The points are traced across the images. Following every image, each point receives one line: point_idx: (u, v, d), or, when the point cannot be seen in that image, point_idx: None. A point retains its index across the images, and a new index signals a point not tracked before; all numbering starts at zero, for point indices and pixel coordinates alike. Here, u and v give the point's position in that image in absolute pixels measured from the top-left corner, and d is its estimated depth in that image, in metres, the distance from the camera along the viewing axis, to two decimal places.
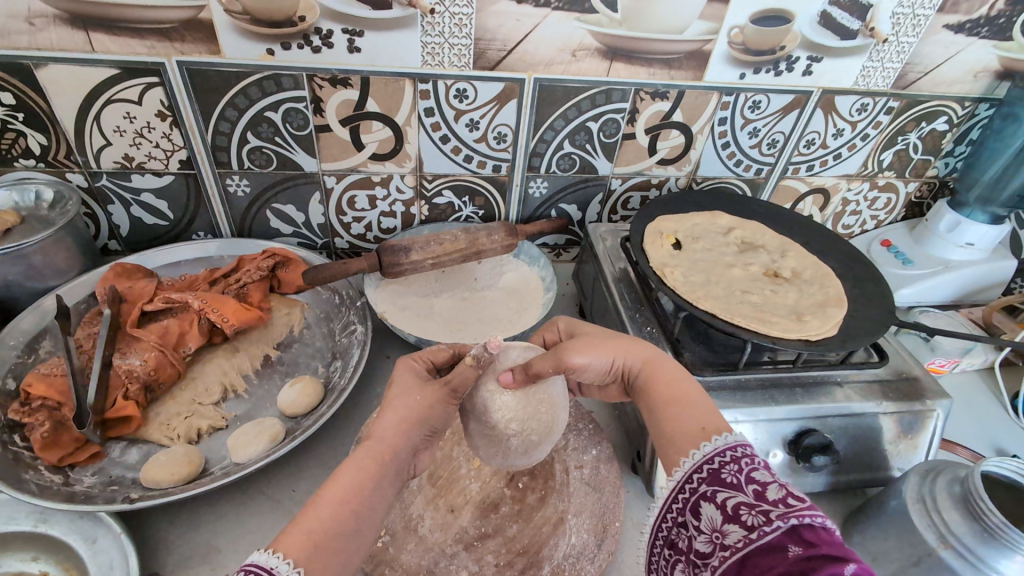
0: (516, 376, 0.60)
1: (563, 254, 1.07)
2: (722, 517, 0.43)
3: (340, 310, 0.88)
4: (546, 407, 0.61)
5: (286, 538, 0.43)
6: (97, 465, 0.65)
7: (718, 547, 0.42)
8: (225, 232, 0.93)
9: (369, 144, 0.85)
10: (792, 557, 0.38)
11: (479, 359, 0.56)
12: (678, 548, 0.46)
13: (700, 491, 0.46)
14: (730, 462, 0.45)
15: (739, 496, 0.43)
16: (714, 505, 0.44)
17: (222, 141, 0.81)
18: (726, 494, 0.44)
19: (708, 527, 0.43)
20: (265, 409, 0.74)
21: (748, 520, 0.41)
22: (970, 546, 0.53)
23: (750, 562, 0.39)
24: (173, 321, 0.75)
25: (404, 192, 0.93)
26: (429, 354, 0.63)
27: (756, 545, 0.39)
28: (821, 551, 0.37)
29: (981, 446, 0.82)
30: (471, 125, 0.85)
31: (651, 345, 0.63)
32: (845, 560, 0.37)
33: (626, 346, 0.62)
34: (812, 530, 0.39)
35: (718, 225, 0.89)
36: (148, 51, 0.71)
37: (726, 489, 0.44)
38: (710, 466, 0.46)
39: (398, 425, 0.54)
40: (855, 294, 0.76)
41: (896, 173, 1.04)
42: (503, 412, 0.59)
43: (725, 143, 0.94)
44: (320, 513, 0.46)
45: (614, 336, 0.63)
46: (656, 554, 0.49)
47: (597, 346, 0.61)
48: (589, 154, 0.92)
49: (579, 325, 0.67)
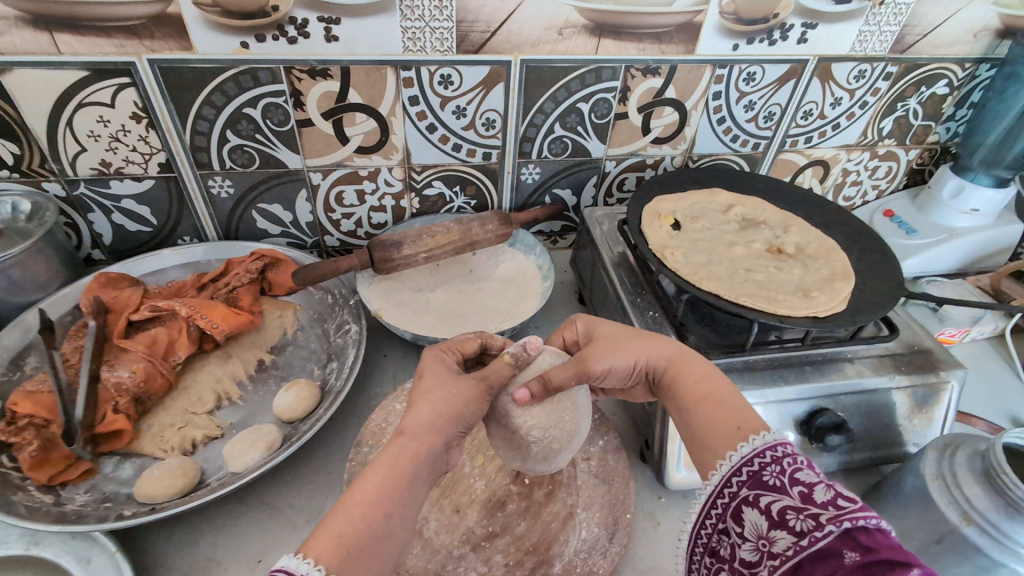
0: (534, 390, 0.58)
1: (559, 241, 1.04)
2: (767, 524, 0.42)
3: (334, 309, 0.85)
4: (570, 415, 0.60)
5: (315, 541, 0.40)
6: (89, 483, 0.62)
7: (765, 555, 0.42)
8: (211, 236, 0.90)
9: (354, 137, 0.82)
10: (851, 563, 0.37)
11: (517, 359, 0.58)
12: (720, 555, 0.46)
13: (741, 496, 0.45)
14: (771, 463, 0.45)
15: (785, 499, 0.42)
16: (758, 511, 0.43)
17: (202, 141, 0.78)
18: (770, 498, 0.43)
19: (754, 534, 0.43)
20: (261, 415, 0.72)
21: (797, 526, 0.40)
22: (994, 521, 0.52)
23: (803, 569, 0.39)
24: (162, 330, 0.73)
25: (394, 185, 0.90)
26: (457, 346, 0.60)
27: (809, 552, 0.39)
28: (880, 556, 0.36)
29: (995, 415, 0.81)
30: (458, 112, 0.82)
31: (675, 341, 0.61)
32: (907, 566, 0.36)
33: (649, 344, 0.60)
34: (866, 533, 0.38)
35: (717, 203, 0.87)
36: (116, 51, 0.68)
37: (769, 492, 0.43)
38: (749, 470, 0.46)
39: (414, 419, 0.51)
40: (861, 267, 0.74)
41: (897, 140, 1.01)
42: (525, 418, 0.58)
43: (720, 118, 0.92)
44: (349, 516, 0.42)
45: (637, 335, 0.61)
46: (697, 559, 0.49)
47: (619, 348, 0.59)
48: (581, 136, 0.89)
49: (598, 325, 0.64)
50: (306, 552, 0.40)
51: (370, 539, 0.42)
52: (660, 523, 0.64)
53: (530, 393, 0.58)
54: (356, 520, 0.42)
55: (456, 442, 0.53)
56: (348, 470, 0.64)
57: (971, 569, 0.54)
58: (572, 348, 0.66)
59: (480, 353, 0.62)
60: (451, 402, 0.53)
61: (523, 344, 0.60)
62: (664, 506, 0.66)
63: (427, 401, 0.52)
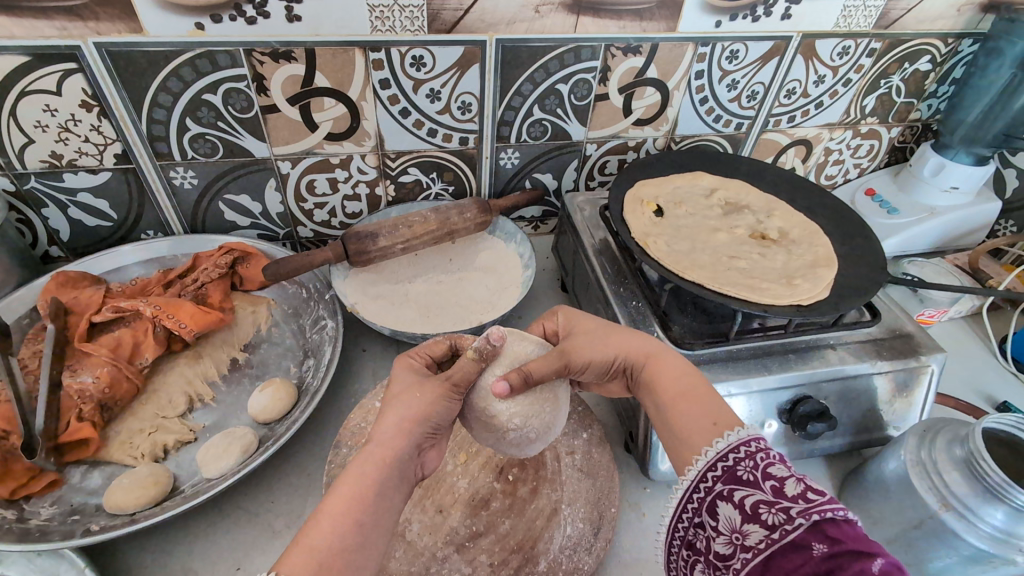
0: (513, 382, 0.55)
1: (541, 226, 1.02)
2: (741, 517, 0.42)
3: (309, 304, 0.82)
4: (549, 407, 0.58)
5: (288, 558, 0.39)
6: (55, 495, 0.60)
7: (739, 548, 0.41)
8: (176, 229, 0.86)
9: (323, 123, 0.78)
10: (819, 555, 0.37)
11: (481, 354, 0.55)
12: (696, 549, 0.45)
13: (716, 491, 0.44)
14: (745, 459, 0.44)
15: (758, 494, 0.42)
16: (733, 505, 0.43)
17: (159, 130, 0.74)
18: (744, 492, 0.42)
19: (728, 528, 0.42)
20: (235, 417, 0.70)
21: (769, 519, 0.40)
22: (972, 506, 0.52)
23: (775, 562, 0.38)
24: (126, 332, 0.70)
25: (367, 172, 0.86)
26: (426, 350, 0.59)
27: (780, 545, 0.39)
28: (846, 546, 0.36)
29: (972, 394, 0.82)
30: (432, 95, 0.79)
31: (654, 338, 0.60)
32: (872, 555, 0.36)
33: (626, 341, 0.59)
34: (834, 524, 0.38)
35: (700, 186, 0.85)
36: (59, 34, 0.63)
37: (743, 487, 0.43)
38: (724, 464, 0.45)
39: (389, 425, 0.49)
40: (845, 252, 0.74)
41: (879, 118, 1.00)
42: (505, 406, 0.55)
43: (702, 98, 0.89)
44: (325, 531, 0.41)
45: (615, 330, 0.60)
46: (674, 554, 0.48)
47: (596, 345, 0.59)
48: (561, 119, 0.87)
49: (578, 319, 0.63)
50: (279, 569, 0.39)
51: (343, 550, 0.41)
52: (645, 515, 0.64)
53: (509, 385, 0.55)
54: (332, 534, 0.41)
55: (427, 443, 0.52)
56: (327, 473, 0.62)
57: (949, 553, 0.54)
58: (552, 338, 0.64)
59: (451, 355, 0.61)
60: (425, 402, 0.52)
61: (485, 336, 0.55)
62: (649, 497, 0.66)
63: (402, 406, 0.51)
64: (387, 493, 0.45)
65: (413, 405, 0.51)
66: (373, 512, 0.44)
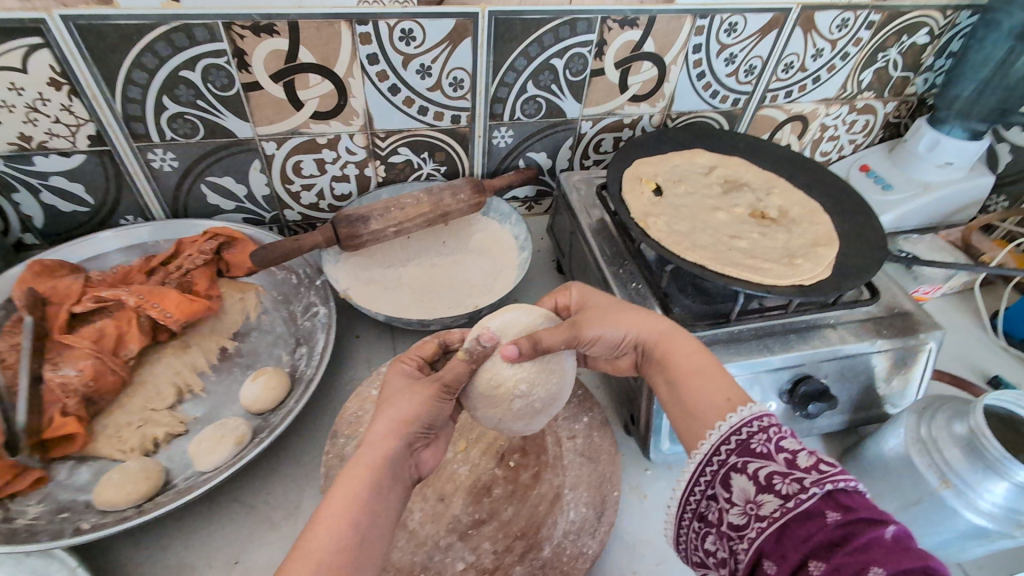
0: (523, 348, 0.55)
1: (535, 207, 1.00)
2: (755, 488, 0.41)
3: (299, 290, 0.80)
4: (557, 378, 0.58)
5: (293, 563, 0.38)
6: (41, 492, 0.58)
7: (752, 518, 0.41)
8: (157, 214, 0.83)
9: (309, 102, 0.75)
10: (834, 523, 0.37)
11: (472, 354, 0.54)
12: (707, 520, 0.45)
13: (729, 464, 0.44)
14: (759, 432, 0.43)
15: (771, 465, 0.41)
16: (746, 477, 0.42)
17: (135, 109, 0.70)
18: (758, 464, 0.42)
19: (742, 499, 0.42)
20: (228, 407, 0.68)
21: (783, 490, 0.40)
22: (971, 483, 0.53)
23: (789, 531, 0.38)
24: (108, 322, 0.67)
25: (356, 152, 0.83)
26: (416, 350, 0.58)
27: (794, 514, 0.38)
28: (861, 514, 0.37)
29: (966, 370, 0.83)
30: (423, 71, 0.76)
31: (665, 316, 0.59)
32: (884, 523, 0.36)
33: (638, 318, 0.58)
34: (846, 494, 0.38)
35: (698, 164, 0.84)
36: (21, 6, 0.59)
37: (756, 459, 0.42)
38: (738, 438, 0.44)
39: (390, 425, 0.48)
40: (845, 231, 0.73)
41: (876, 93, 0.99)
42: (513, 371, 0.56)
43: (700, 73, 0.87)
44: (326, 532, 0.40)
45: (627, 307, 0.59)
46: (684, 527, 0.47)
47: (608, 322, 0.58)
48: (556, 96, 0.84)
49: (591, 293, 0.61)
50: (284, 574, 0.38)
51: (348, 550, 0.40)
52: (647, 496, 0.64)
53: (519, 350, 0.55)
54: (332, 534, 0.40)
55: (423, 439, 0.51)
56: (325, 463, 0.61)
57: (948, 528, 0.55)
58: (562, 313, 0.63)
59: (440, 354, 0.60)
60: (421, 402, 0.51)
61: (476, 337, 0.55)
62: (650, 479, 0.65)
63: (399, 406, 0.50)
64: (385, 495, 0.44)
65: (411, 403, 0.50)
66: (374, 514, 0.43)
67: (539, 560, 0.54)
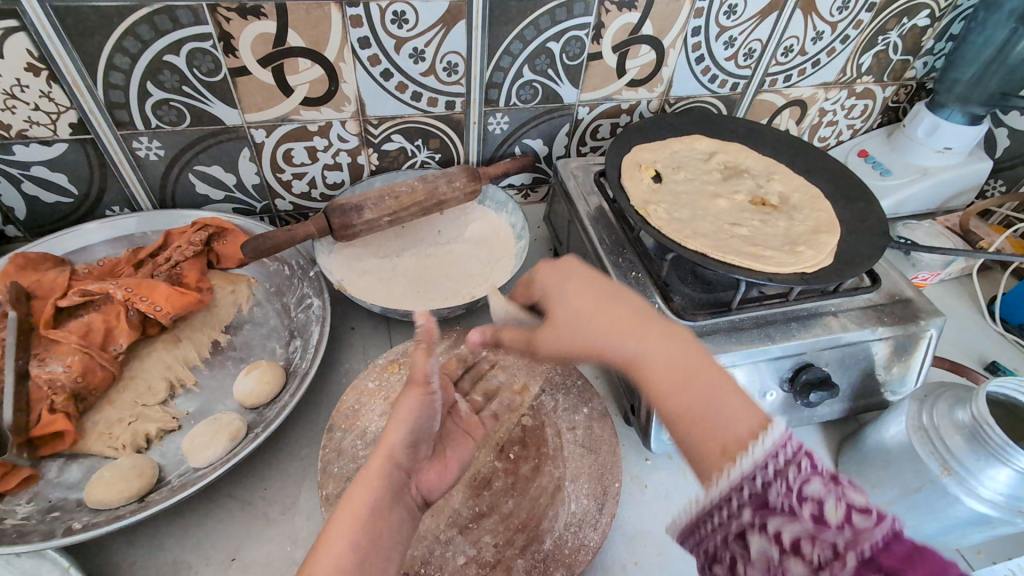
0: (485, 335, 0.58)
1: (531, 194, 0.99)
2: (778, 552, 0.34)
3: (292, 282, 0.78)
4: None
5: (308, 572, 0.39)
6: (31, 491, 0.57)
7: None
8: (145, 205, 0.81)
9: (298, 87, 0.73)
10: None
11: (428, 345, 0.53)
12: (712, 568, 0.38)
13: (745, 521, 0.35)
14: (777, 480, 0.34)
15: (795, 524, 0.33)
16: (764, 537, 0.34)
17: (118, 96, 0.68)
18: (777, 522, 0.34)
19: (762, 561, 0.34)
20: (221, 402, 0.67)
21: (812, 556, 0.33)
22: (973, 471, 0.53)
23: None
24: (96, 317, 0.65)
25: (348, 140, 0.81)
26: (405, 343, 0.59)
27: None
28: None
29: (964, 356, 0.83)
30: (416, 55, 0.74)
31: (649, 319, 0.47)
32: None
33: (605, 322, 0.48)
34: (892, 552, 0.31)
35: (697, 150, 0.83)
36: None
37: (774, 514, 0.34)
38: (754, 489, 0.35)
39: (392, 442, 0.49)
40: (847, 218, 0.72)
41: (875, 77, 0.97)
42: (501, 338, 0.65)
43: (699, 56, 0.85)
44: (336, 549, 0.40)
45: (595, 309, 0.48)
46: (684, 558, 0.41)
47: (578, 322, 0.49)
48: (553, 81, 0.82)
49: (555, 289, 0.52)
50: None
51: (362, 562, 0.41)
52: (648, 487, 0.64)
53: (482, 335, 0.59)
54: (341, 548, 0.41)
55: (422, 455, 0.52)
56: (322, 458, 0.60)
57: (948, 515, 0.55)
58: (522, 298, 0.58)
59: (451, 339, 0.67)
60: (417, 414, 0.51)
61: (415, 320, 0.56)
62: (650, 468, 0.65)
63: (397, 419, 0.50)
64: (390, 511, 0.45)
65: (410, 419, 0.50)
66: (380, 530, 0.43)
67: (540, 553, 0.54)
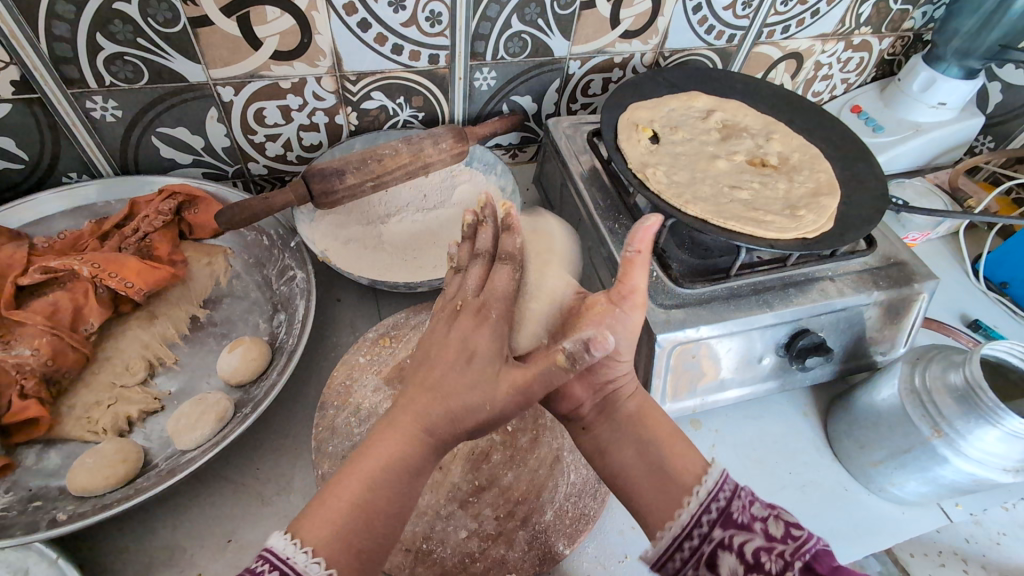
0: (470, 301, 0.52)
1: (519, 155, 0.95)
2: (744, 567, 0.41)
3: (272, 253, 0.74)
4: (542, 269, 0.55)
5: (308, 523, 0.40)
6: (9, 480, 0.54)
7: None
8: (105, 171, 0.74)
9: (267, 40, 0.66)
10: None
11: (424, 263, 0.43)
12: None
13: (715, 539, 0.43)
14: (735, 499, 0.44)
15: (755, 539, 0.42)
16: (734, 554, 0.42)
17: (65, 50, 0.61)
18: (742, 538, 0.42)
19: None
20: (205, 381, 0.64)
21: (770, 566, 0.40)
22: (962, 432, 0.54)
23: None
24: (62, 295, 0.61)
25: (324, 98, 0.75)
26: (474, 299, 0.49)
27: None
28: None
29: (949, 314, 0.84)
30: (396, 3, 0.68)
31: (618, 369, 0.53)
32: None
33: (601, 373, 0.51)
34: (821, 558, 0.40)
35: (695, 108, 0.80)
36: None
37: (741, 532, 0.43)
38: (717, 507, 0.44)
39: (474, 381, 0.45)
40: (846, 180, 0.71)
41: (873, 28, 0.93)
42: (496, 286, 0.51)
43: (696, 6, 0.80)
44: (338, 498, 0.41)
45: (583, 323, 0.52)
46: None
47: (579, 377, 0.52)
48: (543, 32, 0.77)
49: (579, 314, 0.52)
50: (297, 532, 0.39)
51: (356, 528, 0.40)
52: None
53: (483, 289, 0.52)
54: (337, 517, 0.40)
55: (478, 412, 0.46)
56: (316, 437, 0.59)
57: (936, 474, 0.57)
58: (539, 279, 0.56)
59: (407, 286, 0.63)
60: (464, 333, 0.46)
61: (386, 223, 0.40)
62: None
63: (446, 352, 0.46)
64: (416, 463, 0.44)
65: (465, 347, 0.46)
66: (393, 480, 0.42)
67: (540, 525, 0.55)
